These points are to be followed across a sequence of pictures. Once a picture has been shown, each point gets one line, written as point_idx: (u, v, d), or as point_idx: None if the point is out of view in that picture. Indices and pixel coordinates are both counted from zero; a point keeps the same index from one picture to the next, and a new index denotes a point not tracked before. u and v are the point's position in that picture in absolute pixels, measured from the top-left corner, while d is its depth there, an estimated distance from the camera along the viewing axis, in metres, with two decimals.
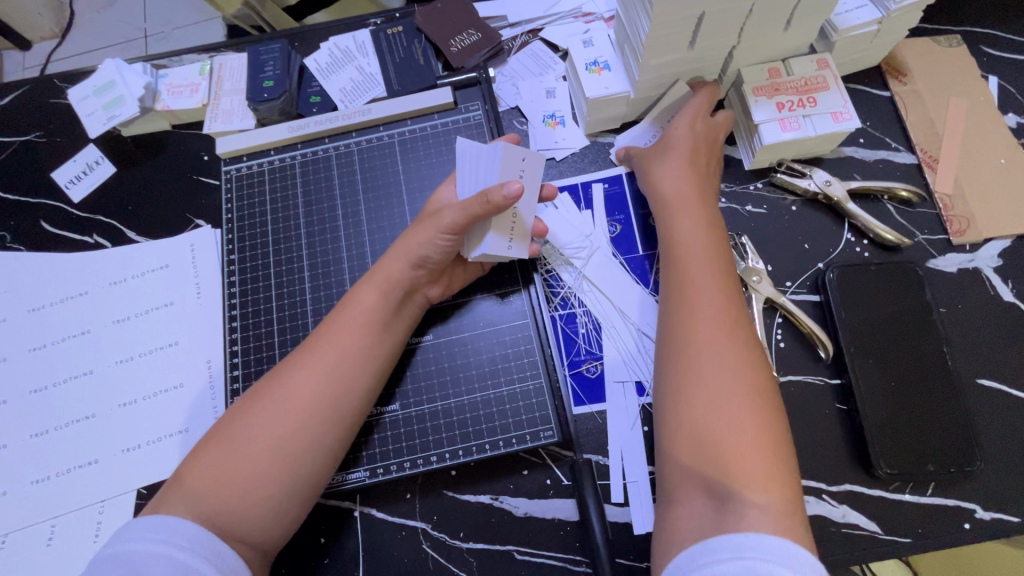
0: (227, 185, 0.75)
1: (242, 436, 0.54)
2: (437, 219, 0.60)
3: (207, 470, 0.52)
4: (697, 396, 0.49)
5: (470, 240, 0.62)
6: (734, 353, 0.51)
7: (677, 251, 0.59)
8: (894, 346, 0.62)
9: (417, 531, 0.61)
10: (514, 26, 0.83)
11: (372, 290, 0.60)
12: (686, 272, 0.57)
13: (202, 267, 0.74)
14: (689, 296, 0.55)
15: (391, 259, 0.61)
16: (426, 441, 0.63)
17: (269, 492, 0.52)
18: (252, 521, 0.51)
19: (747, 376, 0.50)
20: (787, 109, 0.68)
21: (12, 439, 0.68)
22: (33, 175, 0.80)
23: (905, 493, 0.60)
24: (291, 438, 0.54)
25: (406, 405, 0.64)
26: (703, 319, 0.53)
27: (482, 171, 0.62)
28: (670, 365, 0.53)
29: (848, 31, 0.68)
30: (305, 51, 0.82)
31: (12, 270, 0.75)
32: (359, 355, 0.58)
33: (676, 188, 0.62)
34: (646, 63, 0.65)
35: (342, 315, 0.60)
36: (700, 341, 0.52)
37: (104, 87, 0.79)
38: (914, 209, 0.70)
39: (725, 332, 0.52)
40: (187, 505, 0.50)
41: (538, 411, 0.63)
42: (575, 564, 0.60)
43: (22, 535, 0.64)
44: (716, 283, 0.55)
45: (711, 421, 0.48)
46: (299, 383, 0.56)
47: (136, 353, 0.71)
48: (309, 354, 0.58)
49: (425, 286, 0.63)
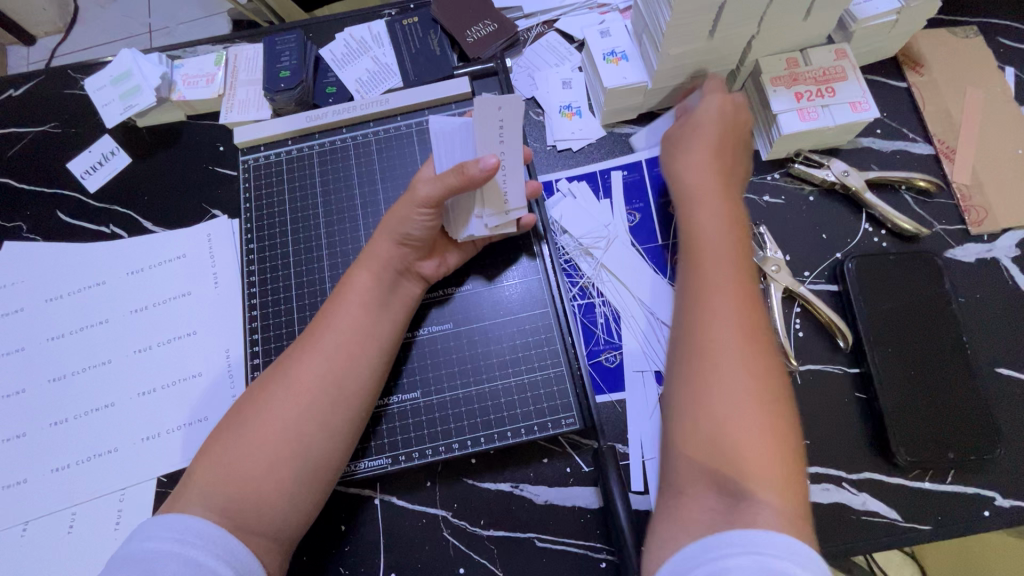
0: (245, 175, 0.75)
1: (252, 423, 0.54)
2: (413, 193, 0.59)
3: (220, 464, 0.52)
4: (716, 397, 0.46)
5: (451, 218, 0.62)
6: (755, 355, 0.48)
7: (694, 243, 0.55)
8: (912, 334, 0.63)
9: (438, 518, 0.62)
10: (529, 17, 0.83)
11: (365, 274, 0.60)
12: (701, 267, 0.53)
13: (218, 257, 0.74)
14: (708, 289, 0.51)
15: (378, 241, 0.61)
16: (446, 428, 0.63)
17: (284, 475, 0.52)
18: (271, 507, 0.51)
19: (764, 382, 0.47)
20: (805, 99, 0.68)
21: (32, 427, 0.68)
22: (48, 165, 0.80)
23: (925, 480, 0.60)
24: (300, 424, 0.54)
25: (422, 394, 0.64)
26: (724, 317, 0.49)
27: (456, 145, 0.60)
28: (682, 362, 0.49)
29: (866, 21, 0.68)
30: (320, 42, 0.82)
31: (29, 260, 0.76)
32: (356, 337, 0.58)
33: (706, 174, 0.58)
34: (665, 53, 0.65)
35: (339, 303, 0.60)
36: (721, 340, 0.48)
37: (120, 77, 0.79)
38: (931, 200, 0.70)
39: (740, 335, 0.48)
40: (203, 503, 0.50)
41: (555, 392, 0.63)
42: (595, 551, 0.60)
43: (43, 522, 0.65)
44: (736, 275, 0.51)
45: (727, 415, 0.45)
46: (304, 370, 0.56)
47: (154, 343, 0.71)
48: (313, 340, 0.58)
49: (417, 263, 0.63)
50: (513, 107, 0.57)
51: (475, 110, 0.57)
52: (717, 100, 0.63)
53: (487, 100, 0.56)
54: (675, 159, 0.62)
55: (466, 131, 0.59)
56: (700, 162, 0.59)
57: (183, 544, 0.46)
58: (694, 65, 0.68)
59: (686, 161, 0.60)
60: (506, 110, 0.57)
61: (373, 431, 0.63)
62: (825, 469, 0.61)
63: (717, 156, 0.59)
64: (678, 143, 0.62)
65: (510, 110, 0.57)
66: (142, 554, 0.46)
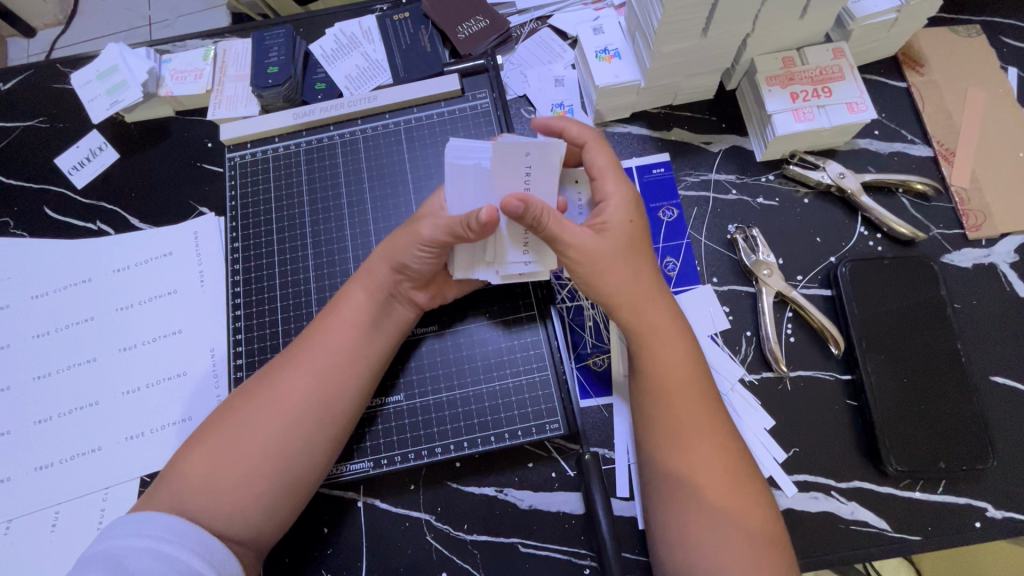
0: (231, 171, 0.74)
1: (234, 432, 0.53)
2: (416, 229, 0.58)
3: (199, 470, 0.52)
4: (696, 520, 0.49)
5: (460, 262, 0.59)
6: (734, 475, 0.51)
7: (647, 381, 0.54)
8: (906, 341, 0.61)
9: (421, 522, 0.61)
10: (522, 13, 0.81)
11: (361, 291, 0.60)
12: (668, 404, 0.53)
13: (205, 256, 0.74)
14: (677, 429, 0.52)
15: (376, 261, 0.60)
16: (430, 431, 0.62)
17: (262, 486, 0.52)
18: (247, 517, 0.51)
19: (748, 498, 0.50)
20: (801, 99, 0.66)
21: (16, 425, 0.68)
22: (36, 161, 0.80)
23: (915, 490, 0.59)
24: (282, 437, 0.53)
25: (411, 398, 0.63)
26: (700, 450, 0.51)
27: (466, 184, 0.56)
28: (667, 498, 0.51)
29: (864, 19, 0.66)
30: (311, 37, 0.81)
31: (15, 255, 0.75)
32: (345, 358, 0.57)
33: (638, 297, 0.55)
34: (658, 51, 0.64)
35: (332, 317, 0.59)
36: (707, 475, 0.50)
37: (107, 72, 0.78)
38: (929, 203, 0.69)
39: (718, 463, 0.51)
40: (178, 501, 0.50)
41: (543, 404, 0.62)
42: (579, 557, 0.59)
43: (27, 520, 0.64)
44: (696, 402, 0.53)
45: (709, 535, 0.49)
46: (290, 383, 0.55)
47: (140, 341, 0.70)
48: (300, 352, 0.58)
49: (411, 290, 0.61)
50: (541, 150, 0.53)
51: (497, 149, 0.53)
52: (612, 190, 0.57)
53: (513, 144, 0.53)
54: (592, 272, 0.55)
55: (481, 169, 0.55)
56: (623, 287, 0.55)
57: (157, 540, 0.46)
58: (687, 64, 0.67)
59: (609, 279, 0.55)
60: (534, 155, 0.54)
61: (359, 433, 0.62)
62: (813, 478, 0.60)
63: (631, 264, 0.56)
64: (591, 253, 0.55)
65: (539, 154, 0.54)
66: (115, 550, 0.45)
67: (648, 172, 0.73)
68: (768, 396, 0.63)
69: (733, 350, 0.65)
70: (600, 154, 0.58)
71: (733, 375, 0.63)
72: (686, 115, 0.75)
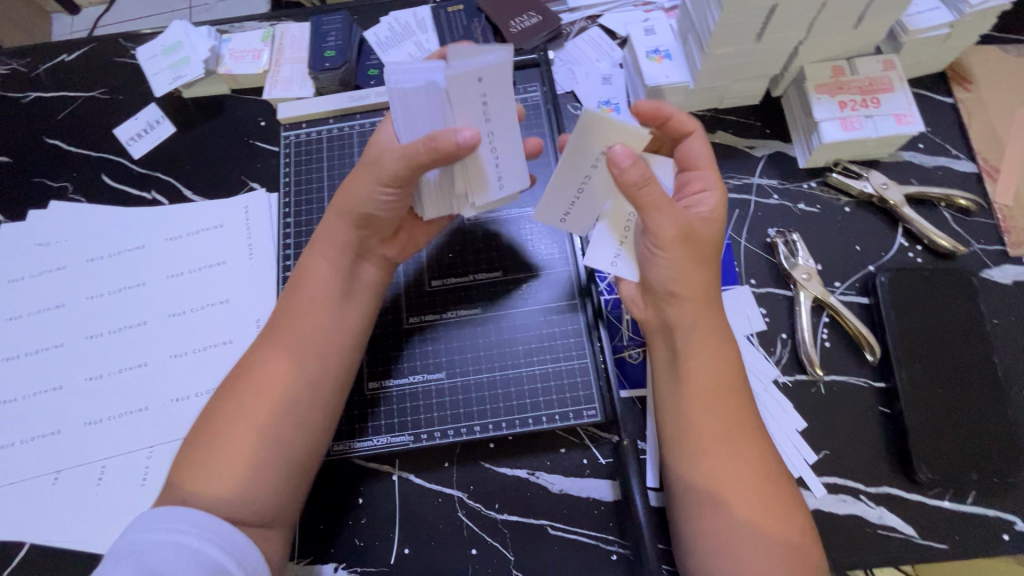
0: (286, 150, 0.76)
1: (226, 426, 0.54)
2: (380, 165, 0.56)
3: (204, 466, 0.53)
4: (733, 523, 0.50)
5: (429, 203, 0.59)
6: (764, 483, 0.51)
7: (690, 384, 0.54)
8: (943, 352, 0.62)
9: (454, 499, 0.63)
10: (573, 11, 0.83)
11: (323, 264, 0.61)
12: (701, 408, 0.53)
13: (255, 231, 0.76)
14: (718, 436, 0.52)
15: (333, 224, 0.61)
16: (454, 413, 0.64)
17: (268, 469, 0.54)
18: (260, 499, 0.53)
19: (779, 506, 0.51)
20: (849, 108, 0.67)
21: (68, 380, 0.71)
22: (96, 130, 0.83)
23: (945, 499, 0.60)
24: (274, 422, 0.55)
25: (406, 382, 0.65)
26: (721, 455, 0.52)
27: (422, 112, 0.52)
28: (694, 500, 0.52)
29: (918, 33, 0.67)
30: (366, 25, 0.84)
31: (73, 219, 0.78)
32: (323, 334, 0.59)
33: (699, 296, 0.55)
34: (712, 53, 0.65)
35: (301, 299, 0.60)
36: (725, 477, 0.51)
37: (171, 48, 0.81)
38: (971, 218, 0.69)
39: (747, 468, 0.51)
40: (208, 496, 0.51)
41: (536, 381, 0.64)
42: (608, 543, 0.60)
43: (75, 472, 0.67)
44: (720, 403, 0.53)
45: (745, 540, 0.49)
46: (272, 369, 0.57)
47: (189, 308, 0.73)
48: (277, 337, 0.59)
49: (377, 248, 0.64)
50: (496, 71, 0.50)
51: (452, 72, 0.49)
52: (710, 183, 0.58)
53: (464, 69, 0.49)
54: (675, 270, 0.54)
55: (436, 96, 0.51)
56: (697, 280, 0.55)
57: (176, 532, 0.47)
58: (739, 67, 0.68)
59: (687, 278, 0.54)
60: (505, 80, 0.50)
61: (363, 412, 0.64)
62: (842, 480, 0.61)
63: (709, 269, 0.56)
64: (692, 237, 0.54)
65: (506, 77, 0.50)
66: (137, 545, 0.46)
67: None
68: (802, 399, 0.64)
69: (768, 351, 0.66)
70: (698, 146, 0.60)
71: (768, 375, 0.64)
72: (731, 119, 0.76)
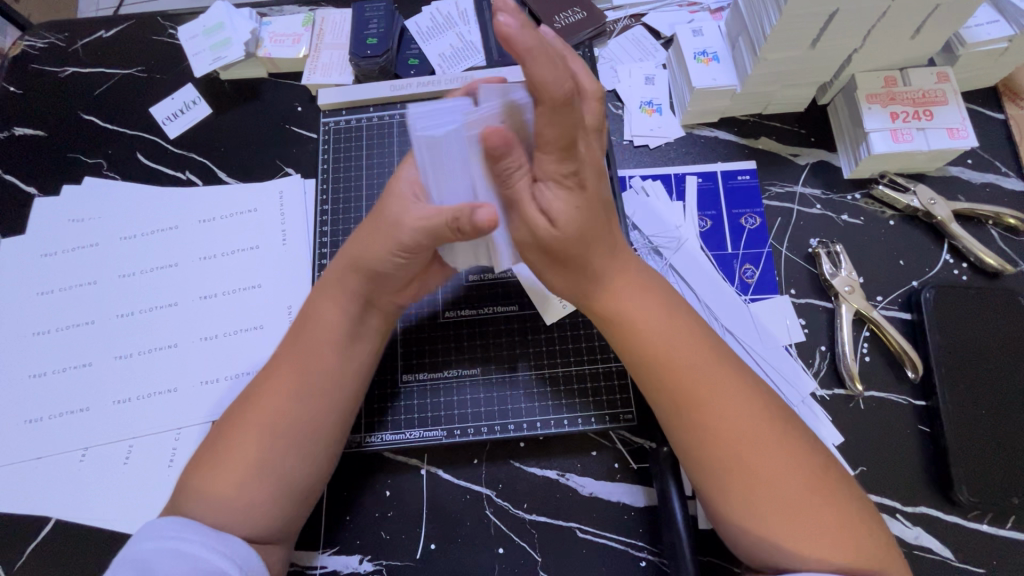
0: (326, 136, 0.76)
1: (221, 455, 0.52)
2: (397, 236, 0.54)
3: (201, 490, 0.51)
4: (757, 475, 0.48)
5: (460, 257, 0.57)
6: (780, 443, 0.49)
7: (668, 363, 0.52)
8: (989, 372, 0.61)
9: (482, 496, 0.62)
10: (617, 9, 0.82)
11: (331, 307, 0.58)
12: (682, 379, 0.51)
13: (290, 215, 0.75)
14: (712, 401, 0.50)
15: (341, 273, 0.59)
16: (468, 411, 0.63)
17: (269, 488, 0.52)
18: (260, 518, 0.52)
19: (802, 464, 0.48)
20: (901, 120, 0.66)
21: (98, 358, 0.71)
22: (132, 108, 0.82)
23: (983, 522, 0.59)
24: (270, 450, 0.53)
25: (418, 380, 0.64)
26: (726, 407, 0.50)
27: (444, 160, 0.49)
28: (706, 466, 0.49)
29: (975, 46, 0.66)
30: (407, 13, 0.83)
31: (107, 196, 0.78)
32: (321, 365, 0.56)
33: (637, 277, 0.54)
34: (764, 57, 0.64)
35: (303, 332, 0.58)
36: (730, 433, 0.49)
37: (213, 28, 0.80)
38: (1019, 237, 0.68)
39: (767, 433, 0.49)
40: (209, 509, 0.50)
41: (561, 402, 0.63)
42: (637, 548, 0.60)
43: (103, 450, 0.67)
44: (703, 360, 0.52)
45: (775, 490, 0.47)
46: (269, 396, 0.55)
47: (220, 291, 0.73)
48: (279, 366, 0.57)
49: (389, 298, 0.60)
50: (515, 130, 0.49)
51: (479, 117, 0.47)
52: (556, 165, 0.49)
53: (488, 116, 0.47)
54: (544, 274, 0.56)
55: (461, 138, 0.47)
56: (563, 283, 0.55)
57: (180, 540, 0.47)
58: (789, 74, 0.67)
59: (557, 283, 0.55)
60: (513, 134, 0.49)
61: (381, 405, 0.64)
62: (879, 498, 0.60)
63: (596, 244, 0.52)
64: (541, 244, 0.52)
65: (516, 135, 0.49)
66: (143, 556, 0.46)
67: (733, 178, 0.72)
68: (840, 413, 0.63)
69: (807, 363, 0.65)
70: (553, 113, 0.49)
71: (806, 387, 0.63)
72: (775, 125, 0.75)
